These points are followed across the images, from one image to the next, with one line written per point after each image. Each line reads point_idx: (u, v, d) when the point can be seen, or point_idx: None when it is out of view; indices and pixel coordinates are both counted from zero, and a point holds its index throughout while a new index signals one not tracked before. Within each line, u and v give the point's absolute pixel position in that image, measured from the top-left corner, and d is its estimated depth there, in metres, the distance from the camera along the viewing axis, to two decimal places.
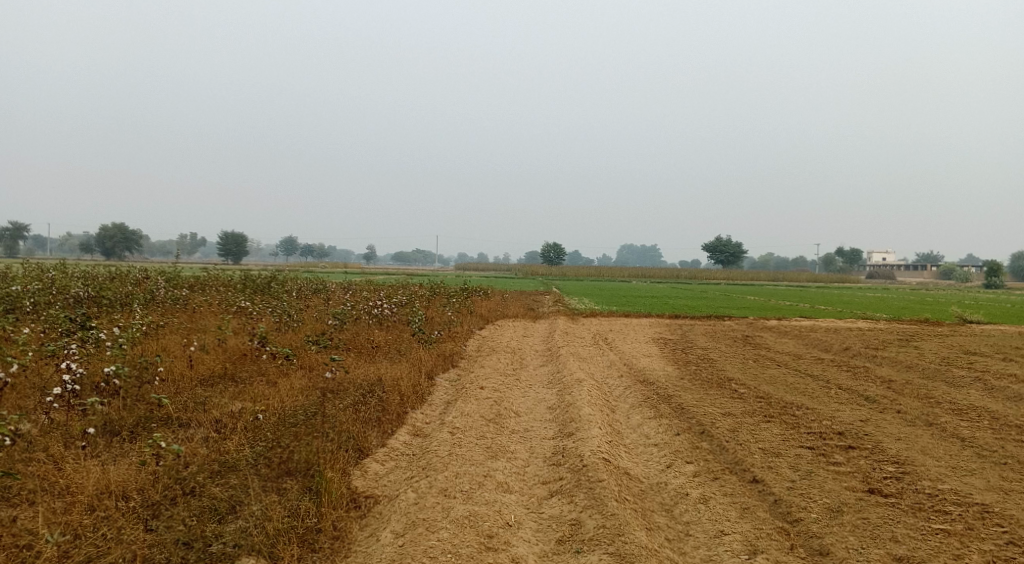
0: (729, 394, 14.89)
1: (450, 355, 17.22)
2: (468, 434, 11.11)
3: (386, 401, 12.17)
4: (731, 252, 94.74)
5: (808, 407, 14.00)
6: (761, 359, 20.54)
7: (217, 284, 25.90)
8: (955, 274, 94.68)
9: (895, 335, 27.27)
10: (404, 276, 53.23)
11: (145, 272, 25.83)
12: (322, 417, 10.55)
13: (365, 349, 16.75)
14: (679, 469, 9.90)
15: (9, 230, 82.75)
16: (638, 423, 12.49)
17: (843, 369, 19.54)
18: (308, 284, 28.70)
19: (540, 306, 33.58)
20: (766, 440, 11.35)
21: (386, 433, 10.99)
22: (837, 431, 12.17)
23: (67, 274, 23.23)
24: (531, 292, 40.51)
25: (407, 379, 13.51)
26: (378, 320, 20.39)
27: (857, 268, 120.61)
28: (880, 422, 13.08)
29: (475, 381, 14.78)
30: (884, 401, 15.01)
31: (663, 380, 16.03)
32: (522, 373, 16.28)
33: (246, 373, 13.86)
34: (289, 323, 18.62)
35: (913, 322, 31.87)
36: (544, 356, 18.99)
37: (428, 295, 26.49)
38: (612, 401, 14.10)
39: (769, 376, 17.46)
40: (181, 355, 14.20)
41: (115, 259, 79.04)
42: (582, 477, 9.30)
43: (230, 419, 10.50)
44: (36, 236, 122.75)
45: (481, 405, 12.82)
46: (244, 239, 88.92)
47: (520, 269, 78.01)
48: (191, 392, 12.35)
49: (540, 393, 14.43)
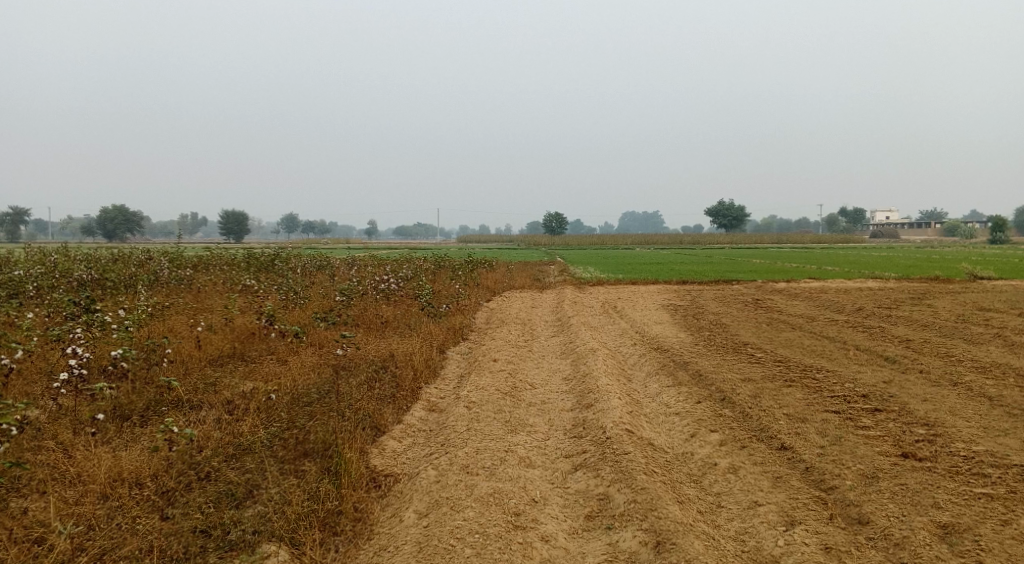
0: (747, 359, 14.62)
1: (460, 327, 16.97)
2: (485, 408, 10.86)
3: (399, 377, 11.94)
4: (734, 216, 94.11)
5: (829, 370, 13.73)
6: (774, 323, 20.26)
7: (221, 262, 25.63)
8: (960, 231, 93.96)
9: (906, 293, 26.97)
10: (406, 249, 52.91)
11: (148, 252, 25.58)
12: (336, 396, 10.31)
13: (374, 325, 16.50)
14: (704, 438, 9.66)
15: (10, 216, 82.36)
16: (657, 391, 12.24)
17: (858, 330, 19.25)
18: (312, 260, 28.43)
19: (546, 275, 33.29)
20: (790, 405, 11.09)
21: (402, 409, 10.76)
22: (861, 393, 11.92)
23: (69, 257, 22.95)
24: (536, 263, 40.19)
25: (420, 354, 13.27)
26: (384, 295, 20.11)
27: (861, 229, 119.97)
28: (904, 383, 12.81)
29: (488, 354, 14.54)
30: (905, 361, 14.74)
31: (678, 347, 15.78)
32: (534, 345, 16.02)
33: (255, 353, 13.62)
34: (295, 300, 18.37)
35: (922, 280, 31.50)
36: (555, 326, 18.73)
37: (433, 268, 26.23)
38: (628, 370, 13.86)
39: (785, 339, 17.17)
40: (188, 336, 13.97)
41: (118, 240, 78.79)
42: (607, 449, 9.06)
43: (242, 400, 10.27)
44: (37, 221, 122.22)
45: (495, 377, 12.57)
46: (245, 218, 88.35)
47: (523, 239, 77.63)
48: (200, 373, 12.12)
49: (554, 364, 14.19)
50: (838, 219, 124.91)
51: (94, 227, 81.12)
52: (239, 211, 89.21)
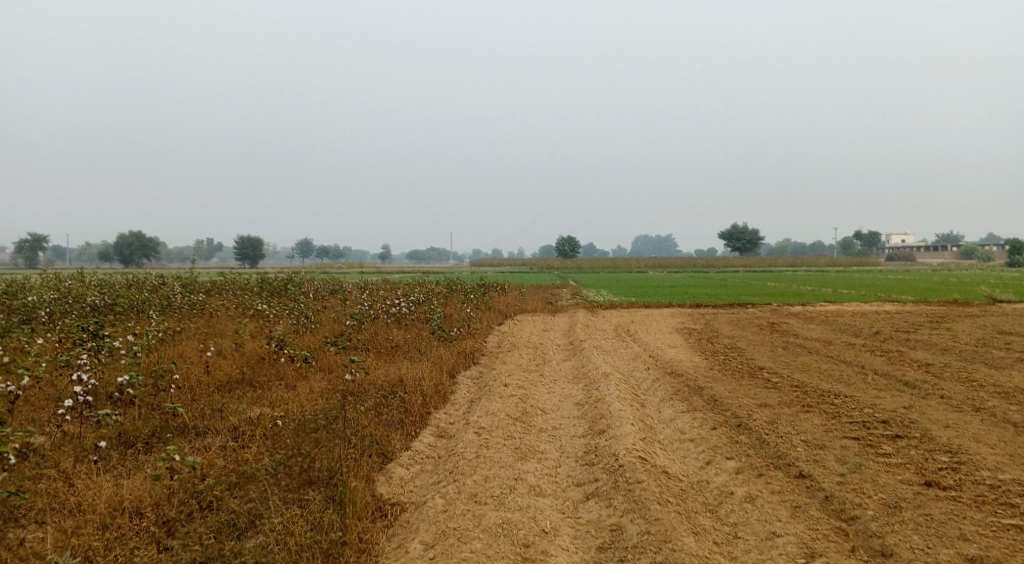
0: (763, 384, 14.34)
1: (471, 352, 16.79)
2: (494, 434, 10.65)
3: (408, 402, 11.76)
4: (748, 239, 93.73)
5: (847, 395, 13.43)
6: (790, 347, 19.94)
7: (234, 287, 25.62)
8: (977, 253, 93.05)
9: (924, 317, 26.56)
10: (419, 273, 52.93)
11: (162, 277, 25.62)
12: (343, 422, 10.13)
13: (384, 349, 16.34)
14: (720, 466, 9.40)
15: (30, 242, 83.24)
16: (671, 417, 11.98)
17: (876, 354, 18.91)
18: (325, 285, 28.39)
19: (559, 299, 33.08)
20: (807, 432, 10.81)
21: (410, 435, 10.56)
22: (881, 419, 11.61)
23: (84, 282, 23.01)
24: (549, 286, 40.03)
25: (429, 379, 13.08)
26: (396, 319, 19.97)
27: (876, 252, 119.12)
28: (925, 409, 12.49)
29: (499, 378, 14.31)
30: (925, 386, 14.40)
31: (693, 371, 15.50)
32: (546, 369, 15.80)
33: (264, 378, 13.48)
34: (306, 324, 18.26)
35: (940, 304, 31.05)
36: (567, 350, 18.50)
37: (445, 292, 26.10)
38: (641, 395, 13.59)
39: (801, 363, 16.85)
40: (197, 361, 13.86)
41: (134, 266, 79.36)
42: (619, 478, 8.83)
43: (249, 426, 10.12)
44: (55, 246, 123.44)
45: (505, 402, 12.36)
46: (261, 243, 88.81)
47: (536, 263, 77.57)
48: (208, 399, 11.98)
49: (566, 389, 13.95)
50: (854, 241, 124.14)
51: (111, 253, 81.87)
52: (255, 236, 89.79)
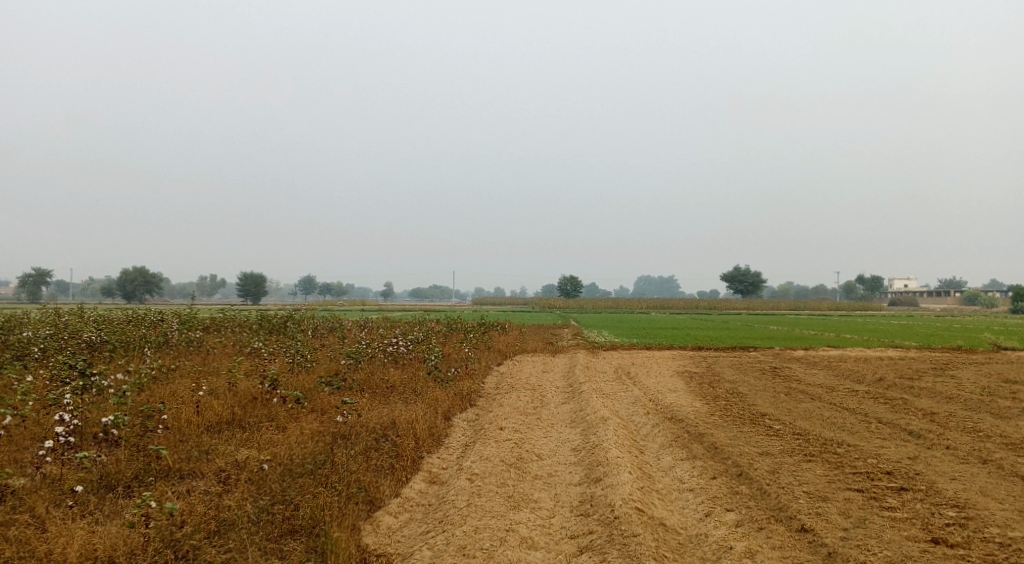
0: (764, 431, 14.03)
1: (468, 393, 16.52)
2: (488, 481, 10.36)
3: (400, 446, 11.50)
4: (750, 282, 93.49)
5: (850, 444, 13.12)
6: (792, 393, 19.63)
7: (232, 324, 25.41)
8: (981, 299, 92.62)
9: (928, 364, 26.21)
10: (421, 311, 52.75)
11: (161, 313, 25.43)
12: (331, 467, 9.86)
13: (380, 390, 16.05)
14: (719, 518, 9.10)
15: (33, 276, 83.35)
16: (669, 465, 11.68)
17: (879, 401, 18.58)
18: (324, 322, 28.17)
19: (559, 339, 32.79)
20: (810, 483, 10.51)
21: (401, 481, 10.28)
22: (886, 470, 11.31)
23: (80, 317, 22.82)
24: (550, 326, 39.77)
25: (423, 422, 12.81)
26: (393, 359, 19.70)
27: (879, 296, 118.88)
28: (930, 460, 12.17)
29: (494, 421, 14.03)
30: (930, 436, 14.09)
31: (693, 417, 15.20)
32: (543, 412, 15.50)
33: (255, 419, 13.21)
34: (302, 363, 18.00)
35: (944, 350, 30.70)
36: (565, 393, 18.19)
37: (445, 331, 25.87)
38: (639, 441, 13.30)
39: (803, 410, 16.56)
40: (188, 400, 13.60)
41: (136, 302, 79.23)
42: (614, 531, 8.55)
43: (235, 470, 9.88)
44: (59, 281, 123.57)
45: (500, 447, 12.06)
46: (263, 280, 88.80)
47: (538, 302, 77.35)
48: (196, 440, 11.72)
49: (563, 433, 13.66)
50: (856, 285, 123.87)
51: (114, 288, 81.82)
52: (258, 273, 89.83)
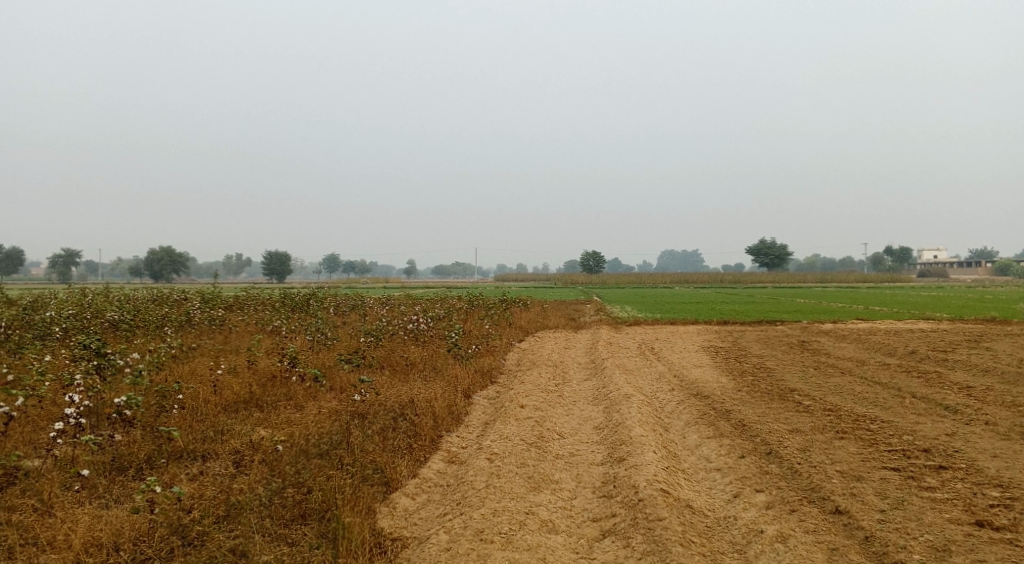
0: (793, 407, 13.58)
1: (489, 371, 16.22)
2: (507, 461, 10.04)
3: (419, 425, 11.24)
4: (776, 255, 92.19)
5: (883, 420, 12.65)
6: (822, 367, 19.08)
7: (255, 302, 25.29)
8: (1014, 270, 90.52)
9: (962, 336, 25.49)
10: (444, 289, 52.61)
11: (184, 292, 25.37)
12: (347, 447, 9.62)
13: (399, 368, 15.80)
14: (748, 499, 8.73)
15: (63, 258, 84.34)
16: (696, 443, 11.31)
17: (912, 375, 18.01)
18: (346, 300, 27.99)
19: (583, 315, 32.38)
20: (843, 461, 10.08)
21: (418, 461, 10.04)
22: (922, 448, 10.84)
23: (103, 296, 22.77)
24: (573, 302, 39.38)
25: (442, 400, 12.53)
26: (414, 336, 19.43)
27: (907, 268, 116.92)
28: (969, 437, 11.67)
29: (516, 399, 13.72)
30: (968, 411, 13.55)
31: (719, 393, 14.78)
32: (566, 390, 15.13)
33: (273, 398, 13.00)
34: (322, 341, 17.78)
35: (978, 322, 29.87)
36: (589, 369, 17.83)
37: (467, 308, 25.57)
38: (664, 418, 12.92)
39: (834, 384, 16.05)
40: (206, 379, 13.43)
41: (163, 282, 79.87)
42: (638, 514, 8.23)
43: (249, 451, 9.69)
44: (90, 263, 125.23)
45: (520, 426, 11.73)
46: (288, 259, 89.17)
47: (561, 278, 76.91)
48: (212, 420, 11.55)
49: (586, 411, 13.30)
50: (885, 257, 121.72)
51: (141, 268, 82.55)
52: (282, 251, 90.14)
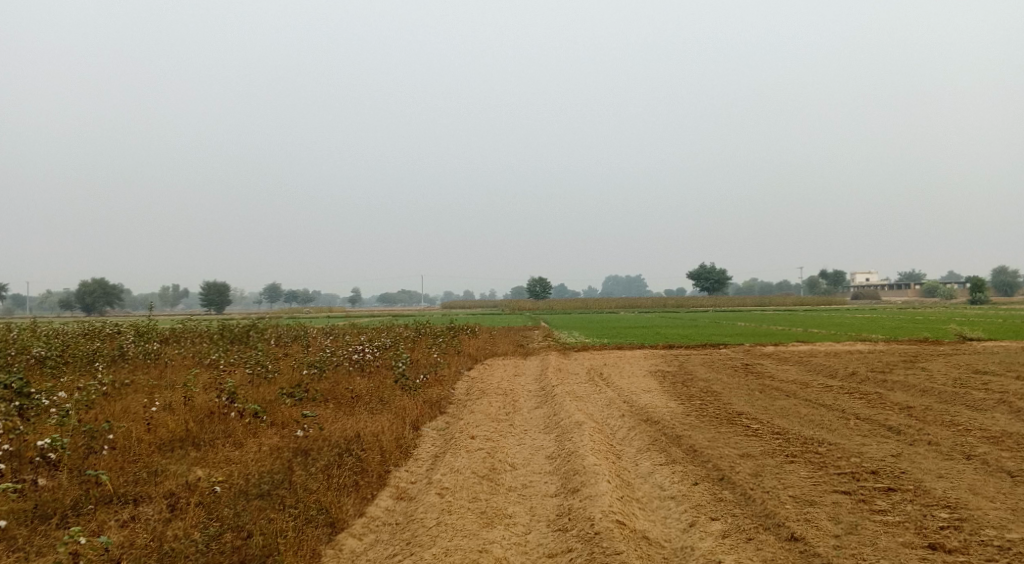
0: (743, 431, 13.60)
1: (438, 401, 15.89)
2: (458, 496, 9.75)
3: (366, 460, 10.87)
4: (716, 279, 93.89)
5: (831, 443, 12.75)
6: (767, 390, 19.26)
7: (193, 335, 24.45)
8: (941, 291, 93.92)
9: (898, 357, 26.13)
10: (389, 318, 52.03)
11: (117, 325, 24.40)
12: (289, 486, 9.23)
13: (345, 400, 15.34)
14: (704, 528, 8.63)
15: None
16: (648, 470, 11.19)
17: (854, 396, 18.32)
18: (288, 331, 27.31)
19: (530, 341, 32.24)
20: (795, 486, 10.07)
21: (366, 499, 9.69)
22: (871, 469, 10.93)
23: (29, 331, 21.71)
24: (520, 328, 39.27)
25: (389, 433, 12.17)
26: (359, 367, 18.97)
27: (841, 290, 120.51)
28: (914, 457, 11.83)
29: (465, 430, 13.43)
30: (910, 431, 13.78)
31: (669, 418, 14.73)
32: (516, 419, 14.90)
33: (211, 435, 12.45)
34: (263, 374, 17.20)
35: (913, 343, 30.72)
36: (538, 397, 17.63)
37: (413, 337, 25.19)
38: (616, 446, 12.79)
39: (780, 407, 16.18)
40: (139, 417, 12.81)
41: (96, 314, 77.14)
42: (595, 548, 8.05)
43: (184, 494, 9.22)
44: (17, 295, 120.40)
45: (471, 458, 11.44)
46: (228, 289, 87.19)
47: (506, 305, 76.85)
48: (146, 461, 10.99)
49: (537, 440, 13.09)
50: (820, 280, 125.14)
51: (72, 301, 79.65)
52: (222, 282, 88.14)
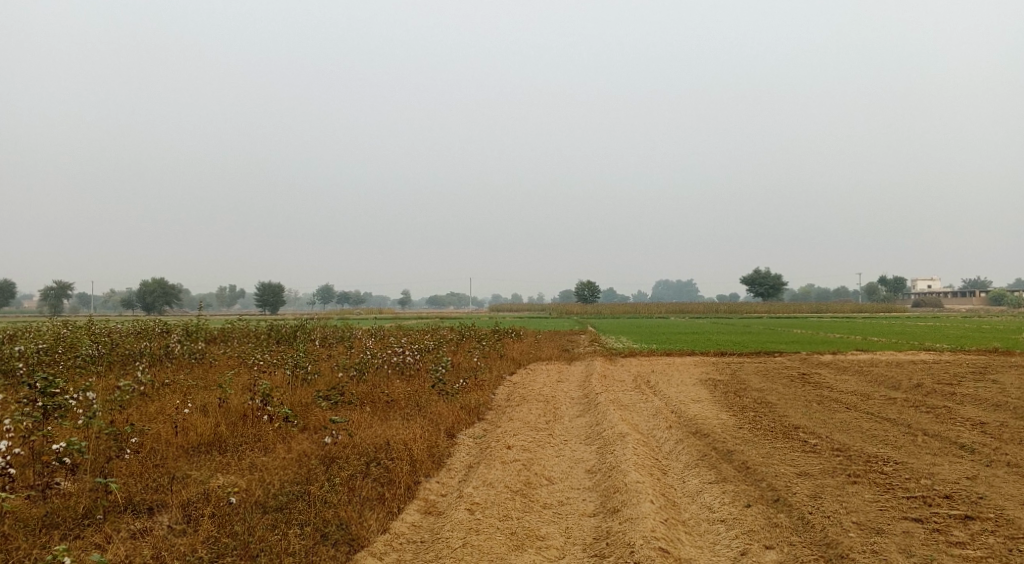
0: (800, 447, 12.61)
1: (476, 407, 15.24)
2: (490, 513, 9.11)
3: (395, 470, 10.27)
4: (771, 284, 91.55)
5: (897, 461, 11.72)
6: (825, 402, 18.09)
7: (240, 335, 24.24)
8: (1009, 299, 89.90)
9: (966, 368, 24.57)
10: (439, 319, 51.61)
11: (166, 323, 24.31)
12: (310, 512, 8.78)
13: (381, 405, 14.79)
14: None
15: (56, 290, 83.37)
16: (696, 489, 10.36)
17: (921, 411, 17.03)
18: (334, 332, 26.93)
19: (576, 346, 31.37)
20: (859, 511, 9.14)
21: (393, 514, 9.14)
22: (944, 493, 9.93)
23: (78, 327, 21.69)
24: (567, 332, 38.42)
25: (422, 441, 11.57)
26: (399, 371, 18.43)
27: (901, 297, 116.79)
28: (993, 481, 10.74)
29: (502, 439, 12.74)
30: (986, 451, 12.62)
31: (720, 431, 13.78)
32: (556, 427, 14.16)
33: (241, 439, 12.00)
34: (302, 376, 16.74)
35: (980, 353, 29.03)
36: (581, 405, 16.85)
37: (457, 339, 24.58)
38: (661, 460, 11.99)
39: (840, 421, 15.07)
40: (171, 418, 12.43)
41: (156, 313, 78.52)
42: None
43: (199, 504, 8.82)
44: (82, 295, 123.89)
45: (506, 471, 10.72)
46: (281, 290, 88.10)
47: (556, 308, 76.01)
48: (168, 465, 10.61)
49: (577, 452, 12.34)
50: (879, 287, 121.50)
51: (134, 300, 81.50)
52: (276, 283, 89.14)
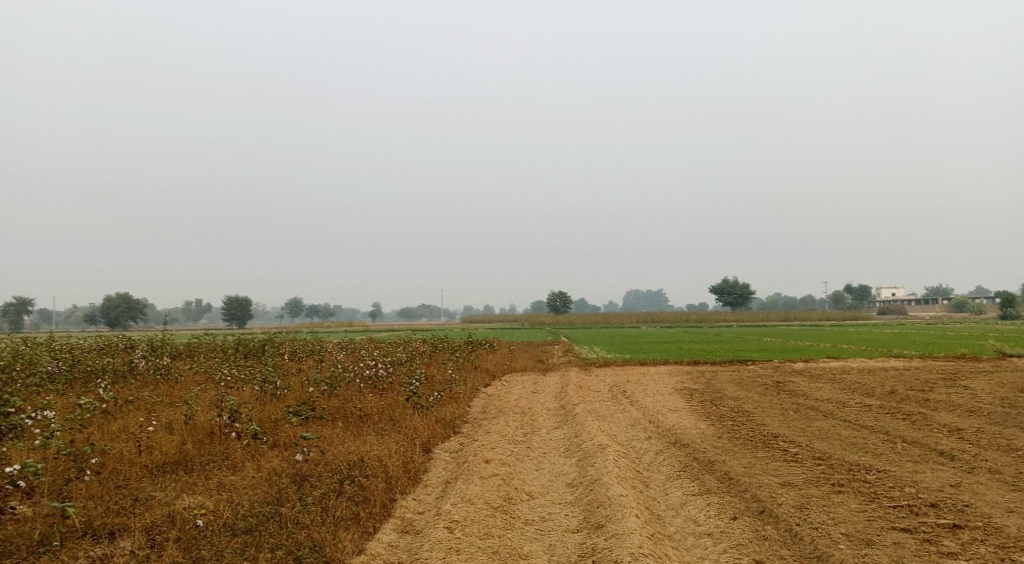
0: (781, 457, 12.44)
1: (451, 421, 14.89)
2: (470, 532, 8.77)
3: (369, 488, 9.90)
4: (739, 294, 92.28)
5: (880, 470, 11.58)
6: (802, 410, 17.99)
7: (206, 349, 23.60)
8: (970, 306, 91.54)
9: (937, 374, 24.73)
10: (410, 332, 51.05)
11: (130, 338, 23.62)
12: (281, 536, 8.39)
13: (353, 420, 14.38)
14: None
15: (16, 305, 81.33)
16: (680, 501, 10.11)
17: (897, 417, 16.99)
18: (304, 346, 26.36)
19: (550, 357, 31.09)
20: (847, 521, 8.96)
21: (368, 534, 8.77)
22: (929, 502, 9.80)
23: (37, 343, 20.94)
24: (540, 343, 38.15)
25: (397, 456, 11.20)
26: (372, 384, 17.99)
27: (866, 305, 118.47)
28: (977, 488, 10.65)
29: (479, 453, 12.40)
30: (966, 457, 12.56)
31: (700, 441, 13.58)
32: (534, 440, 13.85)
33: (208, 457, 11.53)
34: (272, 391, 16.24)
35: (949, 359, 29.32)
36: (558, 416, 16.57)
37: (430, 351, 24.18)
38: (642, 472, 11.74)
39: (818, 429, 14.95)
40: (134, 436, 11.91)
41: (120, 328, 76.87)
42: None
43: (162, 529, 8.38)
44: (44, 312, 121.11)
45: (484, 486, 10.38)
46: (249, 304, 86.80)
47: (527, 319, 75.80)
48: (131, 486, 10.13)
49: (557, 465, 12.04)
50: (844, 295, 122.99)
51: (97, 316, 79.73)
52: (244, 297, 87.79)
